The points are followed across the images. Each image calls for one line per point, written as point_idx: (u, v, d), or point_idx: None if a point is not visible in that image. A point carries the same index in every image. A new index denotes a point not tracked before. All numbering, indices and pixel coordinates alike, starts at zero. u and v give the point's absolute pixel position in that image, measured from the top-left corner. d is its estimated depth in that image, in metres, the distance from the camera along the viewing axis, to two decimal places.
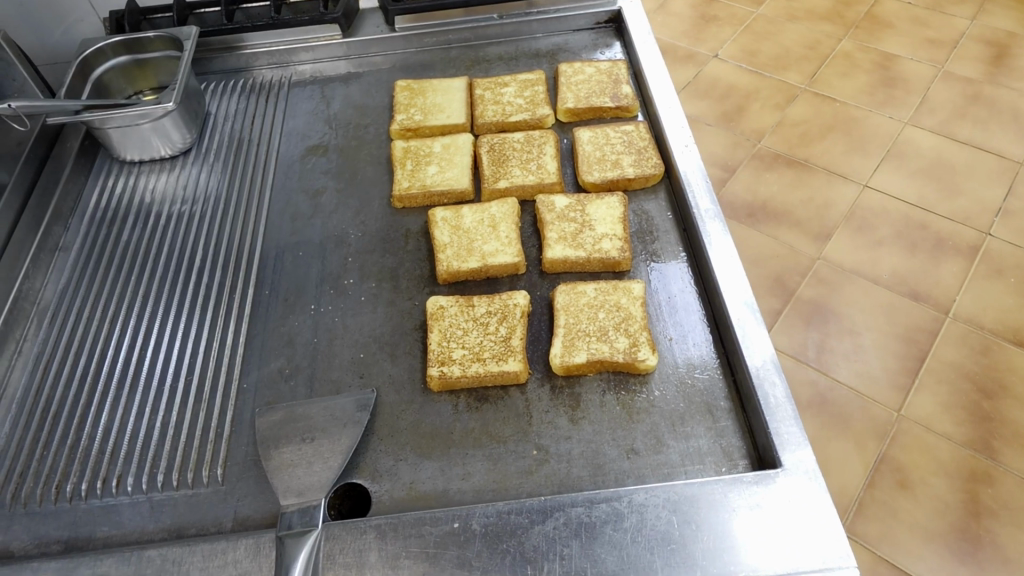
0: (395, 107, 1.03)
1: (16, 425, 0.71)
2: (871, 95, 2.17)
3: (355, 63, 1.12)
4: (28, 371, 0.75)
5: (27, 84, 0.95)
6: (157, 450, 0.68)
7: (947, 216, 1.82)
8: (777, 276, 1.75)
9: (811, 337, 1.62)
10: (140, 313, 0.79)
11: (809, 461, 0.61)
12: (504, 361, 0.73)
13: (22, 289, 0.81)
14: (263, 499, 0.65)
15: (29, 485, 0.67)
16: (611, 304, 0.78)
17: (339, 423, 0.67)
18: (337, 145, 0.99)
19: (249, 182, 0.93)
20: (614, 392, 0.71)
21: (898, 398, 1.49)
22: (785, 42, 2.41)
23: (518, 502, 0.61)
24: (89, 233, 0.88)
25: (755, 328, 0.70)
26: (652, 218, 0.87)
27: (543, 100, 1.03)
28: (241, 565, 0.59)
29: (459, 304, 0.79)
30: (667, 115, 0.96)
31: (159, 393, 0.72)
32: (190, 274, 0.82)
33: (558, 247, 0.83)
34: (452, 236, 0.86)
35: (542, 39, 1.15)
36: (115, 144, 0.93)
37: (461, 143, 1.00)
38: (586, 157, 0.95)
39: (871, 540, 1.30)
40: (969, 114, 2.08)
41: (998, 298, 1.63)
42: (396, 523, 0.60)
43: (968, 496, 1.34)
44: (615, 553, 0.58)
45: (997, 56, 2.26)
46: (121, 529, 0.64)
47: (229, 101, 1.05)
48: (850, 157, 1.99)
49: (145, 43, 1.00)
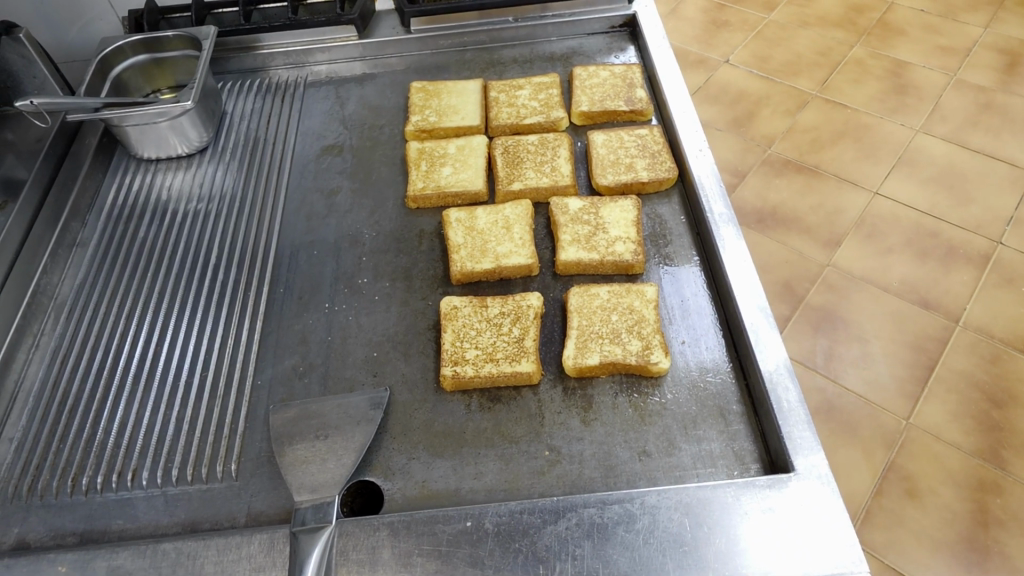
0: (410, 108, 1.04)
1: (32, 419, 0.71)
2: (883, 101, 2.17)
3: (370, 64, 1.13)
4: (45, 365, 0.76)
5: (46, 82, 0.96)
6: (172, 445, 0.69)
7: (957, 224, 1.81)
8: (786, 282, 1.75)
9: (820, 344, 1.61)
10: (156, 309, 0.80)
11: (822, 465, 0.61)
12: (517, 362, 0.73)
13: (40, 285, 0.81)
14: (276, 495, 0.66)
15: (46, 478, 0.67)
16: (624, 307, 0.78)
17: (352, 421, 0.67)
18: (351, 146, 1.00)
19: (264, 181, 0.94)
20: (626, 394, 0.71)
21: (907, 406, 1.48)
22: (796, 48, 2.41)
23: (530, 502, 0.61)
24: (107, 230, 0.89)
25: (768, 333, 0.70)
26: (665, 221, 0.88)
27: (557, 103, 1.04)
28: (254, 560, 0.59)
29: (473, 304, 0.80)
30: (682, 119, 0.96)
31: (174, 388, 0.73)
32: (205, 271, 0.83)
33: (572, 249, 0.84)
34: (466, 237, 0.86)
35: (556, 42, 1.15)
36: (133, 141, 0.94)
37: (475, 145, 1.00)
38: (600, 160, 0.95)
39: (878, 548, 1.30)
40: (981, 122, 2.07)
41: (1008, 308, 1.62)
42: (408, 521, 0.60)
43: (977, 506, 1.33)
44: (627, 554, 0.58)
45: (1010, 65, 2.25)
46: (136, 522, 0.65)
47: (245, 100, 1.06)
48: (861, 164, 1.99)
49: (163, 42, 1.01)
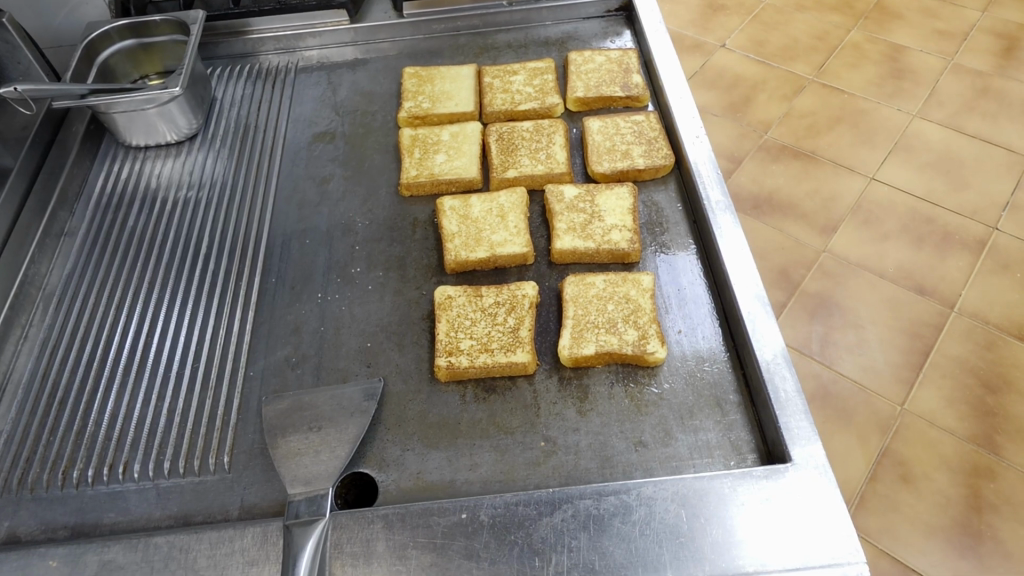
0: (404, 94, 1.02)
1: (21, 411, 0.70)
2: (880, 86, 2.15)
3: (362, 49, 1.11)
4: (34, 357, 0.74)
5: (32, 67, 0.93)
6: (164, 437, 0.68)
7: (954, 210, 1.81)
8: (782, 268, 1.74)
9: (815, 330, 1.61)
10: (147, 299, 0.78)
11: (820, 455, 0.61)
12: (512, 352, 0.72)
13: (28, 275, 0.80)
14: (270, 487, 0.65)
15: (35, 471, 0.67)
16: (620, 296, 0.78)
17: (346, 412, 0.67)
18: (344, 133, 0.98)
19: (254, 169, 0.92)
20: (622, 384, 0.70)
21: (901, 392, 1.48)
22: (793, 32, 2.38)
23: (527, 493, 0.61)
24: (96, 218, 0.87)
25: (766, 322, 0.70)
26: (662, 210, 0.86)
27: (552, 89, 1.02)
28: (248, 553, 0.59)
29: (467, 294, 0.79)
30: (678, 105, 0.95)
31: (165, 380, 0.72)
32: (196, 261, 0.82)
33: (567, 237, 0.83)
34: (461, 226, 0.85)
35: (552, 27, 1.13)
36: (121, 128, 0.92)
37: (470, 132, 0.98)
38: (595, 147, 0.94)
39: (872, 534, 1.30)
40: (978, 107, 2.06)
41: (1004, 294, 1.62)
42: (403, 513, 0.60)
43: (969, 491, 1.34)
44: (624, 546, 0.57)
45: (1009, 49, 2.23)
46: (127, 515, 0.64)
47: (235, 85, 1.04)
48: (858, 150, 1.97)
49: (152, 27, 0.99)
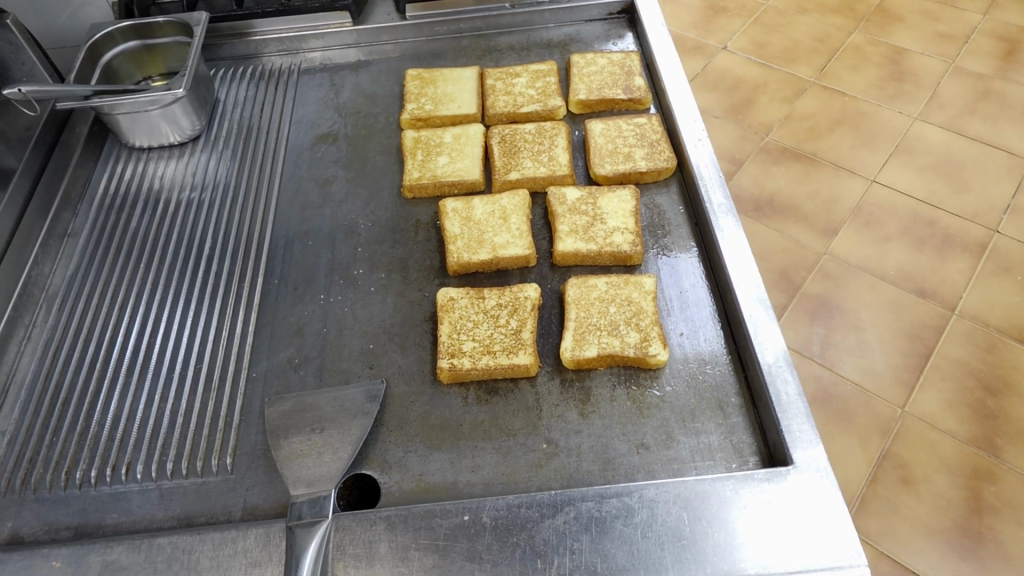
0: (407, 96, 1.02)
1: (25, 411, 0.71)
2: (881, 88, 2.15)
3: (365, 50, 1.11)
4: (37, 357, 0.75)
5: (35, 69, 0.93)
6: (167, 438, 0.68)
7: (955, 212, 1.81)
8: (782, 270, 1.74)
9: (816, 332, 1.61)
10: (150, 300, 0.79)
11: (821, 458, 0.61)
12: (515, 354, 0.73)
13: (31, 276, 0.80)
14: (272, 489, 0.65)
15: (38, 471, 0.67)
16: (622, 299, 0.78)
17: (349, 413, 0.67)
18: (346, 134, 0.98)
19: (257, 170, 0.92)
20: (624, 386, 0.71)
21: (902, 394, 1.48)
22: (795, 34, 2.39)
23: (529, 495, 0.61)
24: (99, 219, 0.88)
25: (767, 324, 0.70)
26: (664, 212, 0.87)
27: (555, 91, 1.03)
28: (251, 554, 0.59)
29: (469, 295, 0.79)
30: (680, 108, 0.95)
31: (168, 380, 0.72)
32: (198, 261, 0.82)
33: (569, 239, 0.83)
34: (463, 228, 0.86)
35: (554, 29, 1.14)
36: (124, 129, 0.93)
37: (472, 134, 0.99)
38: (598, 149, 0.94)
39: (873, 536, 1.30)
40: (979, 110, 2.06)
41: (1005, 296, 1.62)
42: (406, 514, 0.60)
43: (969, 493, 1.34)
44: (626, 548, 0.58)
45: (1010, 52, 2.23)
46: (130, 516, 0.64)
47: (238, 87, 1.04)
48: (859, 152, 1.98)
49: (155, 28, 0.99)
